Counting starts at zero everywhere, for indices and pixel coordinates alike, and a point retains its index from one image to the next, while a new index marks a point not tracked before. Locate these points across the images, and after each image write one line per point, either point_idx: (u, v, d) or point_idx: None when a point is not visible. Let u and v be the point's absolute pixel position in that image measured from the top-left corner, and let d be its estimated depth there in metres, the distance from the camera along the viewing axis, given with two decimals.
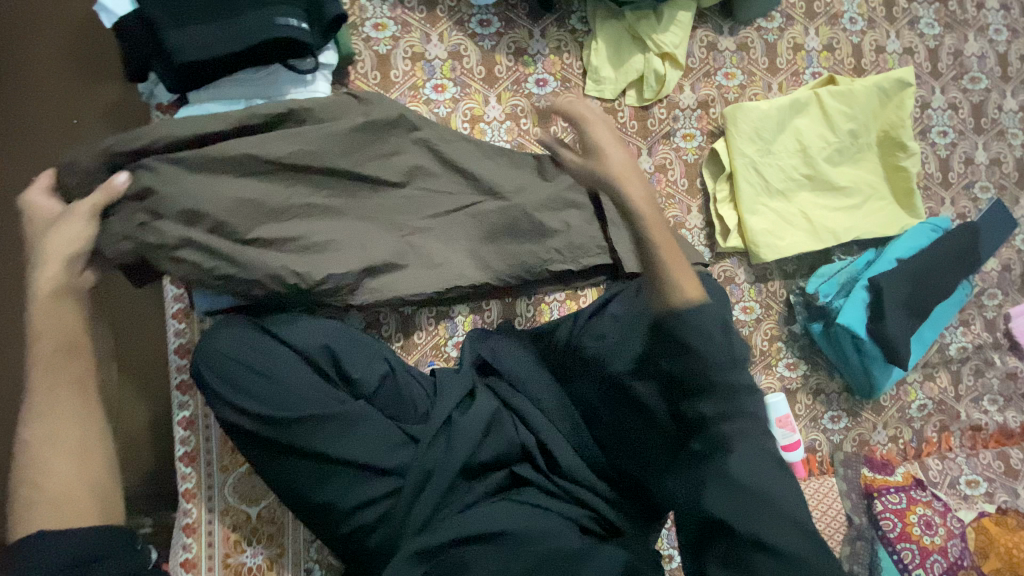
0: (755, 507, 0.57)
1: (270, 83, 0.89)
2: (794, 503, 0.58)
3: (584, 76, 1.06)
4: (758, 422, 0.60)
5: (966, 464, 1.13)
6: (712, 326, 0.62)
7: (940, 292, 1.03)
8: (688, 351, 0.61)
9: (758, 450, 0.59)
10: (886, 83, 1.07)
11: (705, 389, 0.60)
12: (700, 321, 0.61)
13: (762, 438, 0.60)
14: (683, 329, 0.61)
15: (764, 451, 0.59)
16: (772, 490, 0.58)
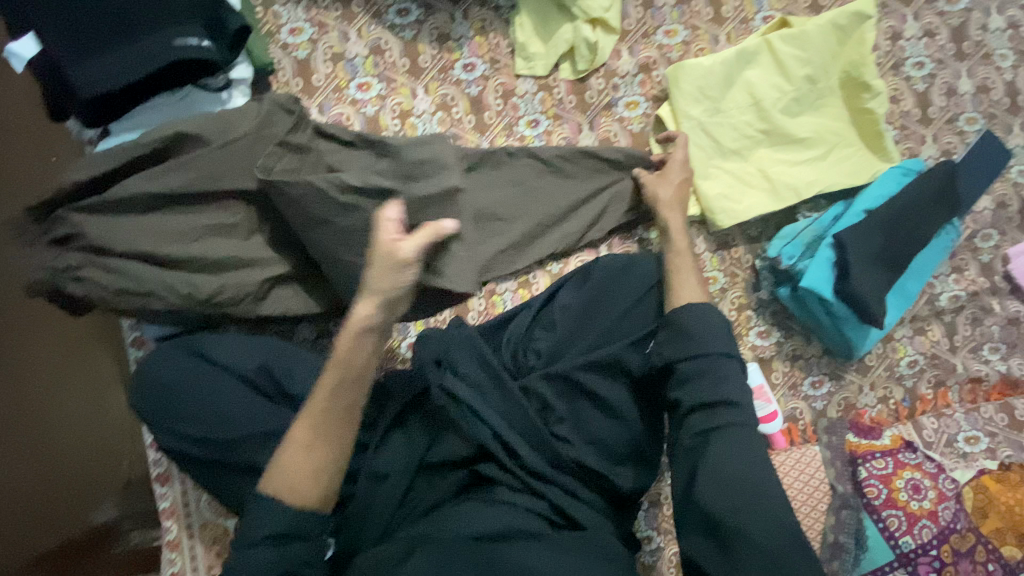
0: (710, 417, 0.75)
1: (187, 106, 0.89)
2: (738, 463, 0.72)
3: (513, 54, 1.01)
4: (734, 379, 0.77)
5: (966, 420, 1.06)
6: (720, 328, 0.80)
7: (917, 240, 0.95)
8: (691, 341, 0.79)
9: (728, 376, 0.77)
10: (842, 19, 0.98)
11: (693, 369, 0.78)
12: (699, 317, 0.81)
13: (731, 377, 0.77)
14: (683, 326, 0.81)
15: (729, 393, 0.75)
16: (728, 462, 0.72)
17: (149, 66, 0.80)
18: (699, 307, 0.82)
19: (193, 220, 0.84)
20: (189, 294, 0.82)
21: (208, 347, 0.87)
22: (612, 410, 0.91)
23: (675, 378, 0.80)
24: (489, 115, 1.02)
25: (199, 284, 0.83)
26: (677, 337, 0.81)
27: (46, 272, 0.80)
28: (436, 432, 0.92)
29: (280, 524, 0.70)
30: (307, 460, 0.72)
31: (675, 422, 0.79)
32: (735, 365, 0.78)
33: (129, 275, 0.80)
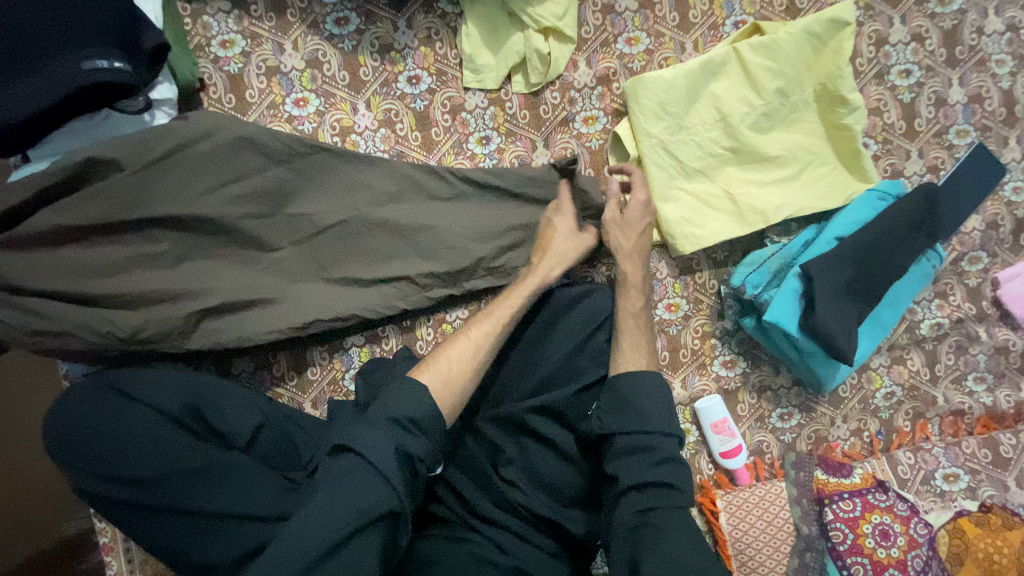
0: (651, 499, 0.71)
1: (105, 129, 0.84)
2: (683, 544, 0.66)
3: (461, 65, 0.94)
4: (676, 458, 0.74)
5: (945, 455, 1.00)
6: (663, 400, 0.79)
7: (893, 269, 0.89)
8: (633, 413, 0.78)
9: (671, 457, 0.74)
10: (817, 26, 0.89)
11: (636, 442, 0.75)
12: (641, 386, 0.79)
13: (675, 457, 0.75)
14: (624, 396, 0.79)
15: (670, 472, 0.73)
16: (671, 539, 0.67)
17: (58, 91, 0.74)
18: (643, 373, 0.81)
19: (111, 253, 0.79)
20: (109, 332, 0.78)
21: (136, 383, 0.84)
22: (560, 449, 0.86)
23: (613, 451, 0.78)
24: (436, 132, 0.95)
25: (122, 322, 0.78)
26: (625, 388, 0.80)
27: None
28: None
29: (424, 411, 0.71)
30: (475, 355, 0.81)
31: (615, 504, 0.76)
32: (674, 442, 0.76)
33: (45, 315, 0.75)
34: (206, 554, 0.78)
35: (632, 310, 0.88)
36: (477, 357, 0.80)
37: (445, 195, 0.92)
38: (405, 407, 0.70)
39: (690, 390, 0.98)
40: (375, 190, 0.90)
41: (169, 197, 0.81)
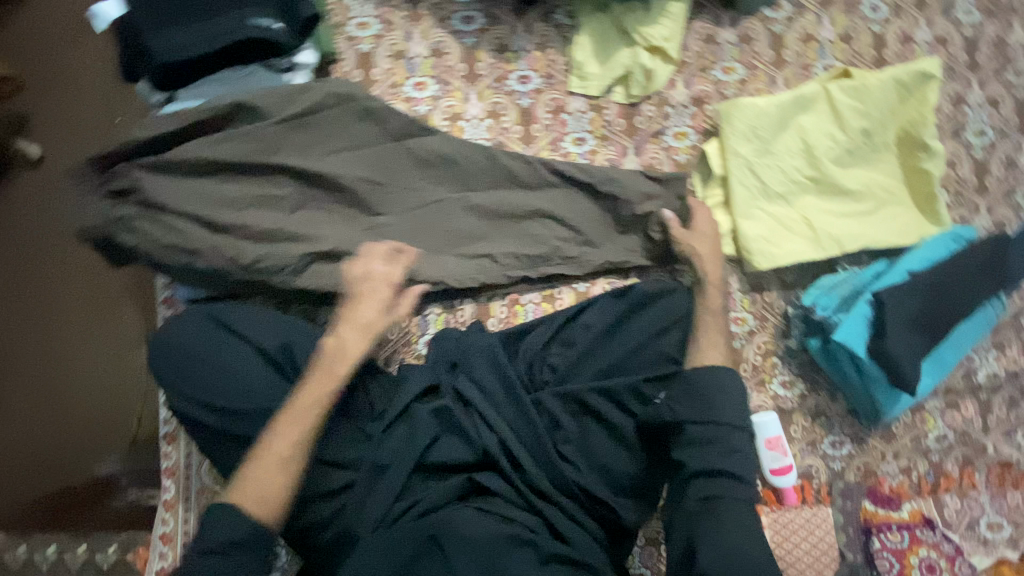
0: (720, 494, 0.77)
1: (248, 83, 0.91)
2: (742, 535, 0.73)
3: (569, 72, 1.03)
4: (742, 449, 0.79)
5: (991, 504, 1.01)
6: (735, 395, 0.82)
7: (960, 310, 0.92)
8: (705, 404, 0.80)
9: (738, 449, 0.79)
10: (905, 76, 0.96)
11: (704, 435, 0.79)
12: (715, 378, 0.82)
13: (738, 450, 0.79)
14: (696, 385, 0.82)
15: (734, 466, 0.77)
16: (733, 529, 0.73)
17: (216, 44, 0.84)
18: (714, 369, 0.83)
19: (241, 188, 0.86)
20: (234, 258, 0.84)
21: (232, 314, 0.89)
22: (625, 437, 0.88)
23: (681, 439, 0.81)
24: (537, 128, 1.03)
25: (246, 253, 0.85)
26: (696, 385, 0.82)
27: (103, 220, 0.82)
28: (439, 432, 0.91)
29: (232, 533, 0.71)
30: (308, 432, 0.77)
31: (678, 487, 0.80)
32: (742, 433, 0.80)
33: (183, 233, 0.83)
34: None
35: (710, 309, 0.90)
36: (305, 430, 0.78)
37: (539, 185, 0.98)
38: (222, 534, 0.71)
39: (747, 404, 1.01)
40: (478, 172, 0.97)
41: (300, 150, 0.89)
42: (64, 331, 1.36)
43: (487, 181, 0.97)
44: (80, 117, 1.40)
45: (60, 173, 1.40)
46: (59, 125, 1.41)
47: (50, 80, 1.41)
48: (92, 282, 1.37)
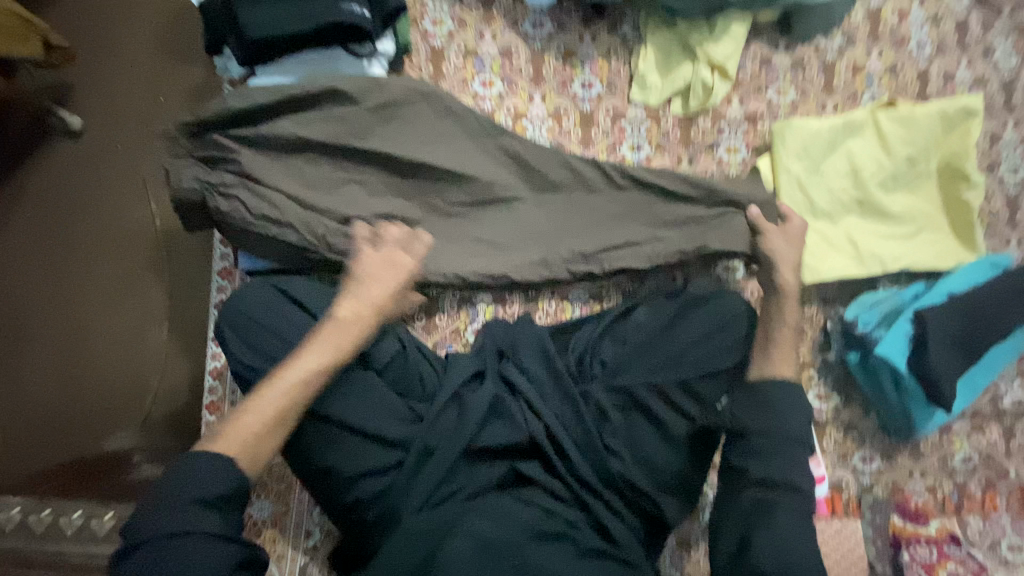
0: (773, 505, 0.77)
1: (329, 66, 0.96)
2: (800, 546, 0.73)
3: (630, 82, 1.07)
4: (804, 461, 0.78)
5: (1012, 527, 1.03)
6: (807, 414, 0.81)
7: (996, 334, 0.96)
8: (769, 411, 0.81)
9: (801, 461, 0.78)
10: (951, 110, 1.01)
11: (765, 444, 0.78)
12: (780, 390, 0.82)
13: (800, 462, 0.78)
14: (761, 393, 0.82)
15: (796, 476, 0.76)
16: (789, 538, 0.73)
17: (307, 25, 0.88)
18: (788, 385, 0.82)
19: (328, 171, 0.92)
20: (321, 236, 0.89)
21: (300, 287, 0.91)
22: (672, 435, 0.90)
23: (741, 445, 0.81)
24: (596, 132, 1.07)
25: (331, 230, 0.90)
26: (762, 395, 0.82)
27: (197, 183, 0.86)
28: (487, 418, 0.92)
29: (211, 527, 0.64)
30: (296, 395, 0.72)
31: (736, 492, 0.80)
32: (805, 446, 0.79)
33: (274, 205, 0.87)
34: (333, 459, 0.87)
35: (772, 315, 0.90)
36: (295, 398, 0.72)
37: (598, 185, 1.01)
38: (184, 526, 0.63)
39: None
40: (544, 167, 0.98)
41: (380, 137, 0.93)
42: (87, 303, 1.36)
43: (551, 179, 0.98)
44: (131, 92, 1.41)
45: (105, 140, 1.40)
46: (108, 94, 1.42)
47: (103, 49, 1.42)
48: (120, 253, 1.37)
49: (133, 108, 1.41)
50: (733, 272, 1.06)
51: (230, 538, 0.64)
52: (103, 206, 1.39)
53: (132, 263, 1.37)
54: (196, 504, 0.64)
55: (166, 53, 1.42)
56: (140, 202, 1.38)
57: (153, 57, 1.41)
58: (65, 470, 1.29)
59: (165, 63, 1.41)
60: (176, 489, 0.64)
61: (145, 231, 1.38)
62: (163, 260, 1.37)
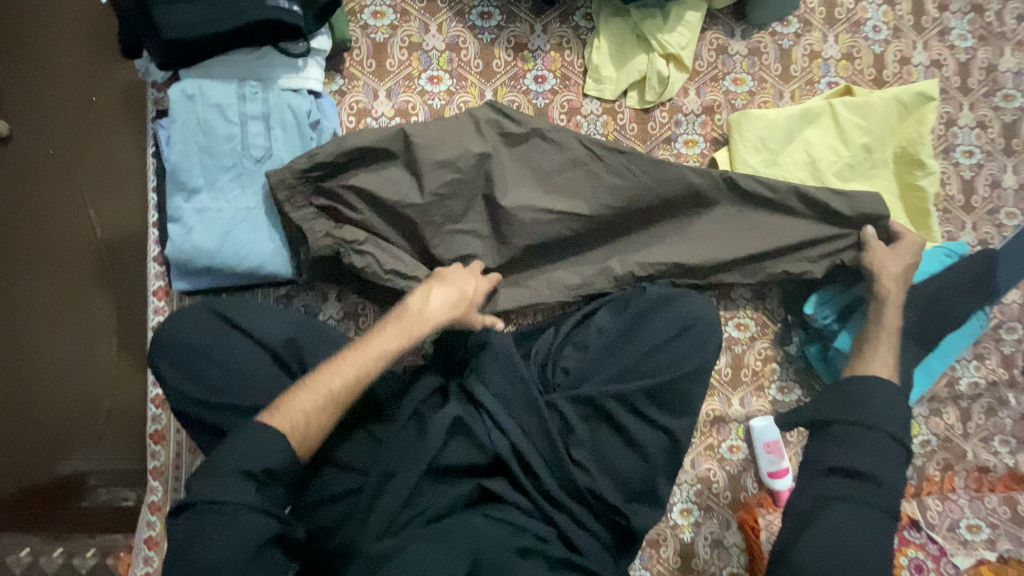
0: (823, 481, 0.76)
1: (260, 66, 0.88)
2: (853, 533, 0.70)
3: (584, 75, 1.03)
4: (881, 456, 0.75)
5: (969, 507, 1.05)
6: (898, 411, 0.79)
7: (953, 322, 0.97)
8: (859, 404, 0.80)
9: (876, 452, 0.75)
10: (906, 96, 1.01)
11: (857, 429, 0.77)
12: (885, 387, 0.81)
13: (878, 453, 0.75)
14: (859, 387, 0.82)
15: (876, 468, 0.74)
16: (833, 534, 0.70)
17: (230, 23, 0.81)
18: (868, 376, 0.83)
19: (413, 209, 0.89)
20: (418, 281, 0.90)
21: (239, 309, 0.86)
22: (635, 442, 0.90)
23: (820, 435, 0.80)
24: None
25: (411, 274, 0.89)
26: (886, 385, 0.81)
27: (330, 240, 0.85)
28: (449, 435, 0.89)
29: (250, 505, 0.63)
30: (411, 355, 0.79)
31: (801, 481, 0.78)
32: (900, 445, 0.76)
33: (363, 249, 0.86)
34: None
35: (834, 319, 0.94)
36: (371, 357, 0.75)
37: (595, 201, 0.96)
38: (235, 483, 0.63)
39: (746, 409, 1.05)
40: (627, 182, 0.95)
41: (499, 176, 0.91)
42: (24, 324, 1.26)
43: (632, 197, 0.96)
44: (56, 91, 1.31)
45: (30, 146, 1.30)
46: (28, 97, 1.30)
47: (18, 47, 1.31)
48: (60, 266, 1.28)
49: (60, 111, 1.30)
50: None
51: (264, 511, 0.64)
52: (35, 216, 1.29)
53: (72, 277, 1.28)
54: (248, 473, 0.64)
55: (95, 50, 1.32)
56: (75, 209, 1.29)
57: (76, 56, 1.31)
58: (9, 501, 1.21)
59: (95, 63, 1.31)
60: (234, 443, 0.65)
61: (81, 241, 1.28)
62: (106, 273, 1.28)
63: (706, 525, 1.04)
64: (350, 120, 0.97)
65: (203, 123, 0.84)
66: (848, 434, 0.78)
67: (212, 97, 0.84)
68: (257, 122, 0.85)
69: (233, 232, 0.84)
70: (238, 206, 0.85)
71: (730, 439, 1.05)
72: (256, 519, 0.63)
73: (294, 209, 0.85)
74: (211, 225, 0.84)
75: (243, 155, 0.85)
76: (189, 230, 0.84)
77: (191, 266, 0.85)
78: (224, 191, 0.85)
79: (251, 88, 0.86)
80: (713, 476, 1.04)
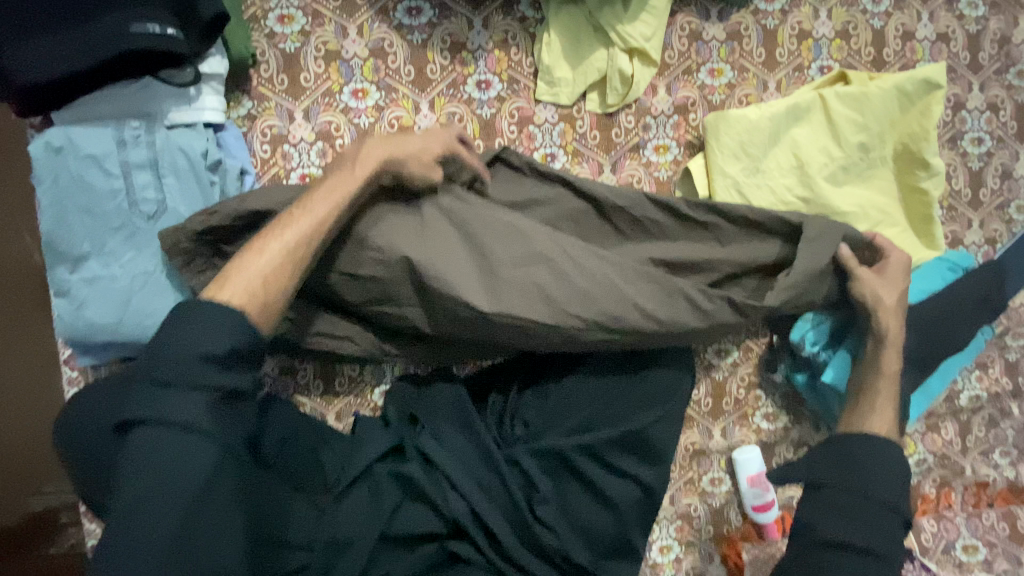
0: (819, 556, 0.65)
1: (145, 98, 0.75)
2: None
3: (535, 76, 0.89)
4: (881, 529, 0.66)
5: (966, 526, 1.00)
6: (898, 480, 0.70)
7: (955, 343, 0.87)
8: (854, 471, 0.70)
9: (879, 527, 0.66)
10: (909, 85, 0.87)
11: (855, 497, 0.68)
12: (879, 453, 0.72)
13: (878, 527, 0.66)
14: (850, 452, 0.73)
15: (877, 544, 0.65)
16: None
17: (94, 57, 0.68)
18: (865, 438, 0.74)
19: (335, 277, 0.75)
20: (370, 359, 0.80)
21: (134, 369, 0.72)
22: (608, 496, 0.80)
23: (814, 499, 0.70)
24: (500, 142, 0.89)
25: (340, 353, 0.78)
26: (881, 450, 0.73)
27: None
28: (401, 498, 0.77)
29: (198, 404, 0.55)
30: (318, 230, 0.66)
31: (792, 555, 0.68)
32: (898, 516, 0.67)
33: None
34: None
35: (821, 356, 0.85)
36: (276, 284, 0.62)
37: None
38: (201, 346, 0.55)
39: (728, 440, 0.97)
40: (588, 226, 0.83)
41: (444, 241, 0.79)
42: None
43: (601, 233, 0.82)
44: None
45: None
46: None
47: None
48: None
49: None
50: None
51: (214, 438, 0.55)
52: None
53: None
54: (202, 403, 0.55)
55: None
56: None
57: None
58: None
59: None
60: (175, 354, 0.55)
61: None
62: None
63: (687, 560, 0.98)
64: (264, 149, 0.84)
65: (80, 178, 0.72)
66: (842, 501, 0.68)
67: (86, 147, 0.72)
68: (144, 170, 0.74)
69: (130, 301, 0.73)
70: (133, 270, 0.74)
71: (711, 471, 0.99)
72: (207, 454, 0.55)
73: (192, 275, 0.72)
74: (104, 296, 0.73)
75: (132, 213, 0.74)
76: (79, 304, 0.73)
77: (89, 342, 0.75)
78: (114, 254, 0.74)
79: (133, 130, 0.74)
80: (694, 512, 0.98)
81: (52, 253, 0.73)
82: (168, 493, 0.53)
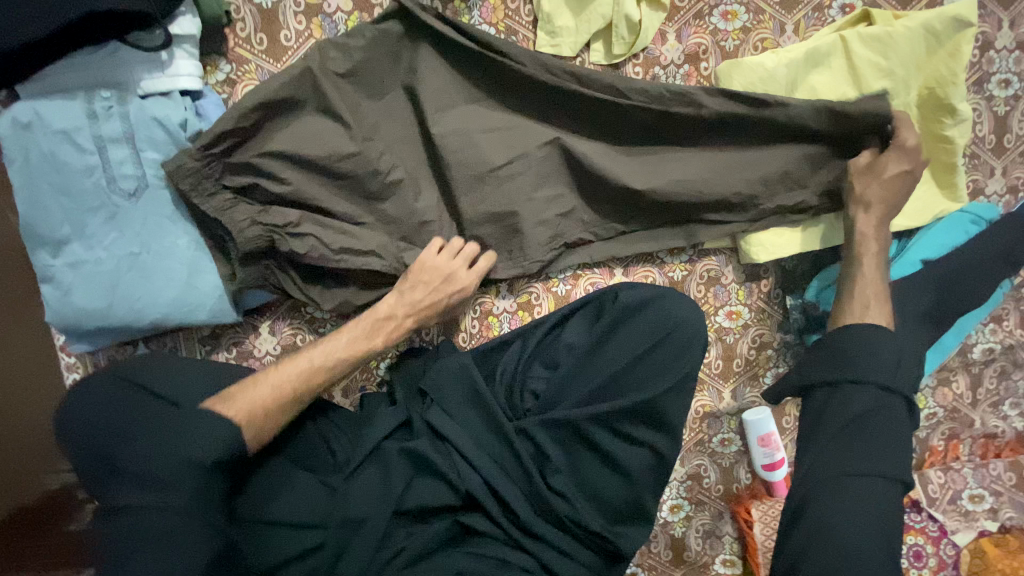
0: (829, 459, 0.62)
1: (114, 66, 0.69)
2: (864, 517, 0.57)
3: (535, 25, 0.82)
4: (887, 416, 0.62)
5: (973, 476, 1.01)
6: (892, 356, 0.65)
7: (974, 297, 0.85)
8: (849, 361, 0.66)
9: (880, 418, 0.62)
10: (937, 23, 0.81)
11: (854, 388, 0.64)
12: (871, 337, 0.67)
13: (876, 415, 0.62)
14: (843, 344, 0.68)
15: (878, 439, 0.61)
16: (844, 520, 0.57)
17: (52, 22, 0.62)
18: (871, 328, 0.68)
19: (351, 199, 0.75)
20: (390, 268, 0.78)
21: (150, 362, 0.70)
22: (618, 462, 0.79)
23: (814, 405, 0.68)
24: None
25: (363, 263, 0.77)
26: (878, 332, 0.67)
27: (257, 229, 0.70)
28: (411, 474, 0.76)
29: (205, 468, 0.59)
30: (320, 374, 0.72)
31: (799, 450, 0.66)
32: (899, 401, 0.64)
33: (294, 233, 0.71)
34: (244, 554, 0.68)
35: None
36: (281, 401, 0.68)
37: (561, 192, 0.80)
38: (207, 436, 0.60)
39: (739, 400, 0.97)
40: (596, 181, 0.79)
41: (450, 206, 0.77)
42: None
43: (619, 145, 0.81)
44: None
45: None
46: None
47: None
48: None
49: None
50: (677, 254, 0.92)
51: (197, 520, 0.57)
52: None
53: None
54: (190, 483, 0.58)
55: None
56: None
57: None
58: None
59: None
60: (170, 453, 0.58)
61: None
62: None
63: (698, 518, 0.99)
64: None
65: (52, 157, 0.67)
66: (843, 399, 0.64)
67: (55, 122, 0.67)
68: (120, 145, 0.69)
69: (119, 285, 0.70)
70: (119, 252, 0.70)
71: (721, 432, 0.99)
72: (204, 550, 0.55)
73: (204, 197, 0.69)
74: (92, 282, 0.70)
75: (111, 191, 0.69)
76: (67, 291, 0.70)
77: (81, 330, 0.72)
78: (97, 236, 0.70)
79: (103, 102, 0.68)
80: (704, 472, 0.98)
81: (29, 239, 0.69)
82: (163, 543, 0.55)
